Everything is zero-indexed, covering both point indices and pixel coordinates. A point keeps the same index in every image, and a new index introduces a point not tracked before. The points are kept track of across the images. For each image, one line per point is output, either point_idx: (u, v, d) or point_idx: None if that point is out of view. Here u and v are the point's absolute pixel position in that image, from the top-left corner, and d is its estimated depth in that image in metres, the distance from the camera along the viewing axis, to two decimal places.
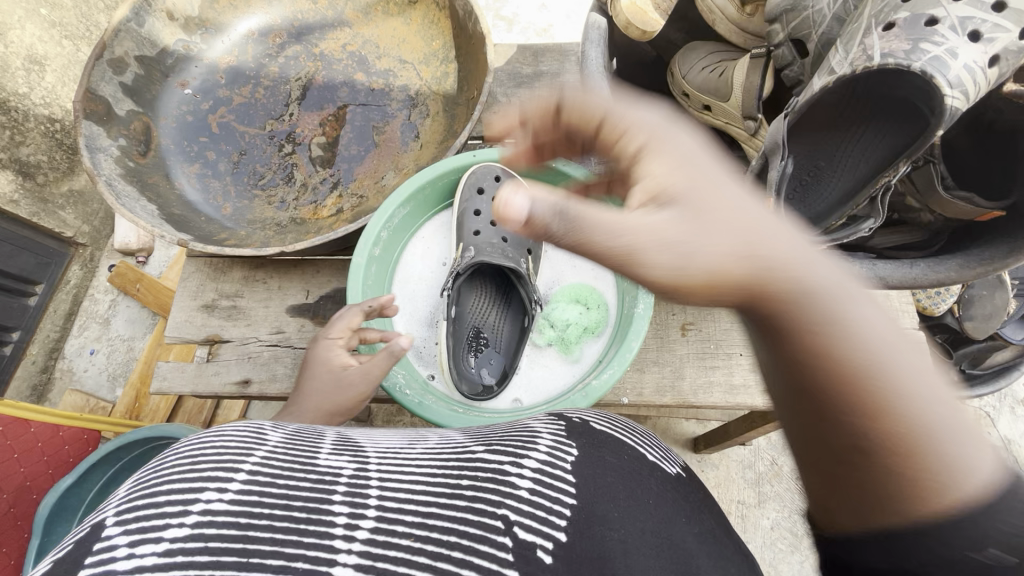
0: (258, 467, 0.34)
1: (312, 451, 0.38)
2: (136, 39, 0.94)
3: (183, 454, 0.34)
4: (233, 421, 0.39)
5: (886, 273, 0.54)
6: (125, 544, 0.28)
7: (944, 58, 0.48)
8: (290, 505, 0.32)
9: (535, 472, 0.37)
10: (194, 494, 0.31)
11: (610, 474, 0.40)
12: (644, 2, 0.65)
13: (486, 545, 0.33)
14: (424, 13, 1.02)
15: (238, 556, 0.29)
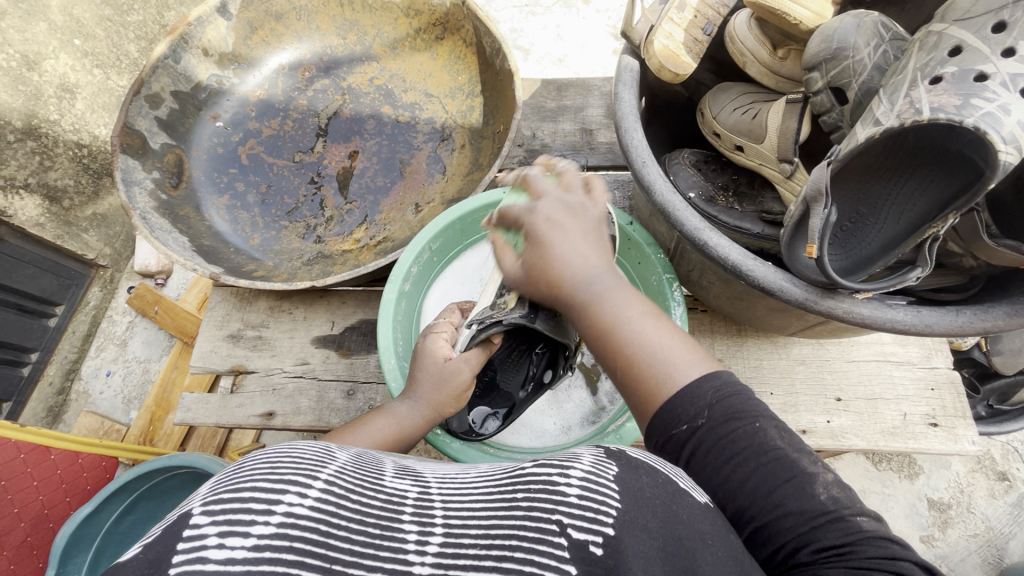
0: (332, 480, 0.34)
1: (376, 474, 0.38)
2: (172, 75, 0.98)
3: (265, 457, 0.34)
4: (303, 439, 0.39)
5: (933, 320, 0.50)
6: (215, 535, 0.29)
7: (997, 114, 0.41)
8: (365, 520, 0.33)
9: (582, 481, 0.35)
10: (277, 495, 0.31)
11: (648, 489, 0.37)
12: (677, 44, 0.65)
13: (544, 548, 0.32)
14: (450, 48, 1.04)
15: (321, 560, 0.30)
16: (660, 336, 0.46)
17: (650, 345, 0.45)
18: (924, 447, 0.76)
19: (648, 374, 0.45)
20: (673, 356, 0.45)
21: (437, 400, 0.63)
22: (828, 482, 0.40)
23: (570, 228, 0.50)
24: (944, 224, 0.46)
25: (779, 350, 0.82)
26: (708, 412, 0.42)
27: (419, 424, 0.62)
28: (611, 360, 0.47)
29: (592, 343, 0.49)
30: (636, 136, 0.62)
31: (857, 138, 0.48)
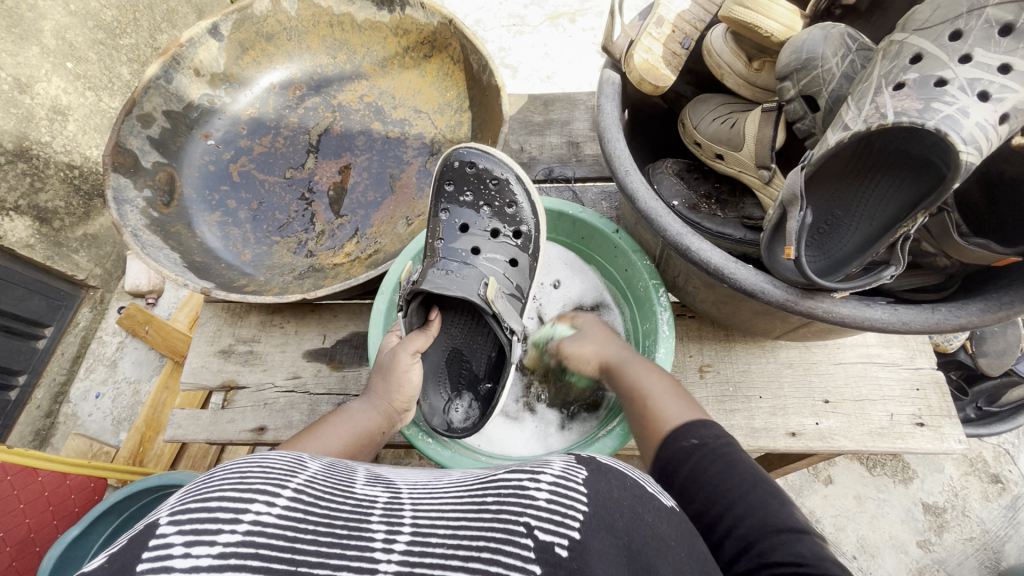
0: (300, 488, 0.34)
1: (348, 483, 0.39)
2: (164, 95, 0.99)
3: (233, 468, 0.34)
4: (274, 449, 0.38)
5: (906, 317, 0.52)
6: (180, 544, 0.28)
7: (956, 116, 0.43)
8: (333, 523, 0.33)
9: (551, 485, 0.36)
10: (244, 503, 0.31)
11: (616, 491, 0.38)
12: (655, 57, 0.67)
13: (509, 549, 0.32)
14: (439, 66, 1.07)
15: (287, 565, 0.29)
16: (666, 395, 0.56)
17: (648, 387, 0.58)
18: (912, 447, 0.77)
19: (652, 418, 0.55)
20: (677, 411, 0.54)
21: (388, 391, 0.64)
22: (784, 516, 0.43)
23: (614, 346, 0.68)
24: (914, 222, 0.47)
25: (766, 353, 0.83)
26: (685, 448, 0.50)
27: (377, 420, 0.63)
28: (635, 413, 0.58)
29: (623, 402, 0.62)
30: (618, 146, 0.64)
31: (828, 142, 0.49)
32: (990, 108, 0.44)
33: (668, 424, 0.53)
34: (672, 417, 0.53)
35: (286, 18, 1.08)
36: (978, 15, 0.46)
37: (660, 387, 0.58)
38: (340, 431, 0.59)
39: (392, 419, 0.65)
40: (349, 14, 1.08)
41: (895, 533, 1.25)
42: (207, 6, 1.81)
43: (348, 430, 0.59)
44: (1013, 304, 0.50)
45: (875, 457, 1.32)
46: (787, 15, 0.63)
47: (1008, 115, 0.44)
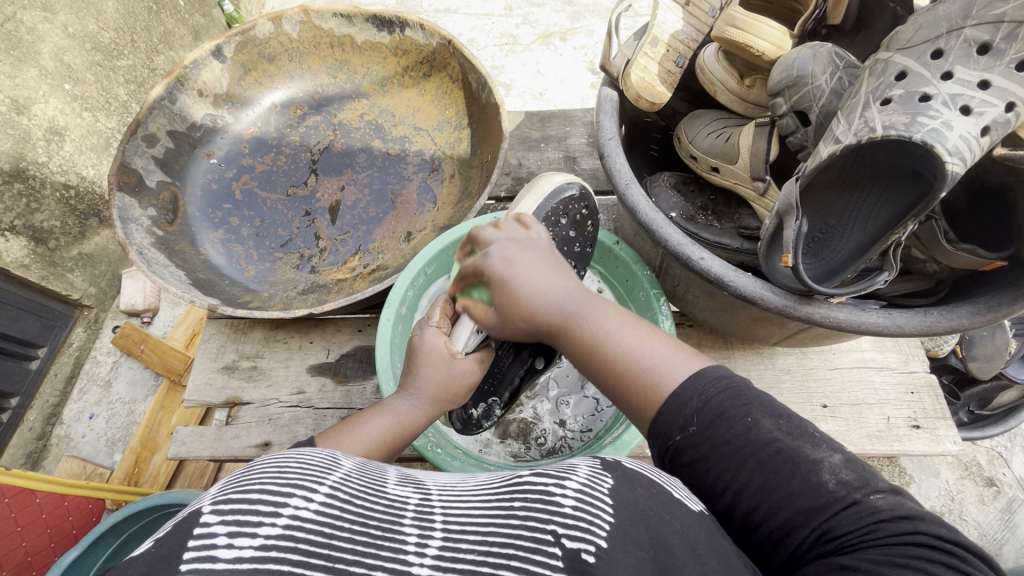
0: (336, 486, 0.35)
1: (380, 482, 0.39)
2: (168, 115, 1.01)
3: (273, 463, 0.36)
4: (310, 446, 0.40)
5: (903, 321, 0.54)
6: (224, 534, 0.30)
7: (940, 129, 0.46)
8: (367, 523, 0.34)
9: (577, 492, 0.36)
10: (283, 498, 0.32)
11: (642, 501, 0.38)
12: (652, 76, 0.70)
13: (538, 557, 0.32)
14: (437, 84, 1.10)
15: (324, 560, 0.30)
16: (640, 337, 0.51)
17: (623, 341, 0.51)
18: (908, 449, 0.79)
19: (638, 378, 0.48)
20: (661, 359, 0.49)
21: (437, 396, 0.60)
22: (835, 465, 0.42)
23: (528, 266, 0.56)
24: (904, 230, 0.50)
25: (764, 360, 0.85)
26: (698, 418, 0.45)
27: (419, 421, 0.59)
28: (604, 375, 0.51)
29: (576, 359, 0.54)
30: (617, 160, 0.66)
31: (821, 154, 0.52)
32: (972, 122, 0.46)
33: (666, 387, 0.47)
34: (666, 369, 0.48)
35: (287, 40, 1.10)
36: (957, 35, 0.49)
37: (636, 334, 0.51)
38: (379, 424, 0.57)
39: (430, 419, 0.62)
40: (349, 35, 1.11)
41: None
42: (204, 28, 1.84)
43: (386, 425, 0.57)
44: (1002, 307, 0.52)
45: (872, 462, 1.34)
46: (776, 34, 0.66)
47: (989, 127, 0.47)
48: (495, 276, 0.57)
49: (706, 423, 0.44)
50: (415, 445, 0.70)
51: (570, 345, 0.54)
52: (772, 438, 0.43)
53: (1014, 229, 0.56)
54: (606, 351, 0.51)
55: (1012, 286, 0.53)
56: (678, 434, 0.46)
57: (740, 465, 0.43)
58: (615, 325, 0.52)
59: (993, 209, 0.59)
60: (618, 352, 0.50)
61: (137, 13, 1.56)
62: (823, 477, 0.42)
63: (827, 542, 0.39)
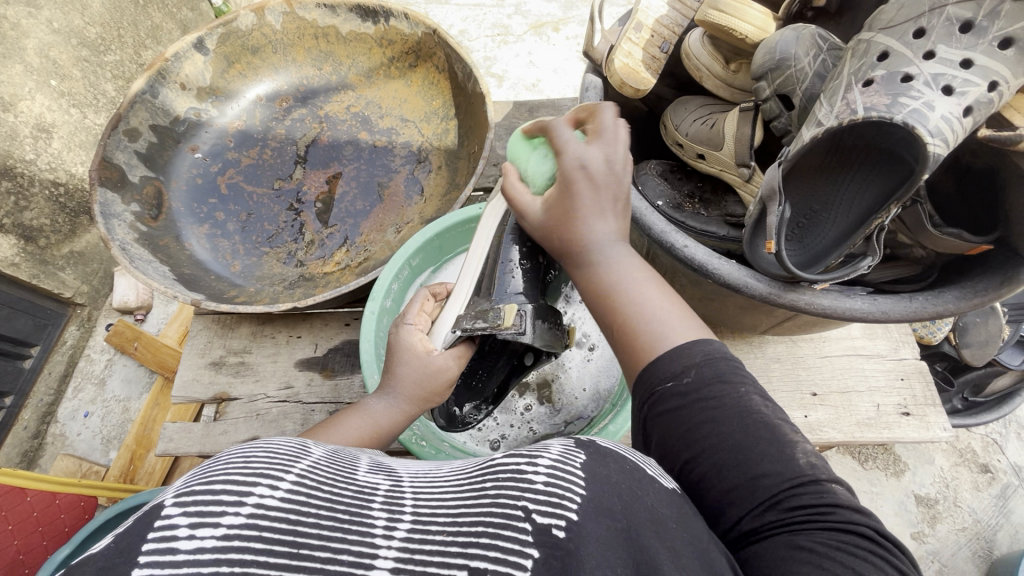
0: (304, 472, 0.34)
1: (350, 469, 0.38)
2: (150, 109, 1.00)
3: (238, 452, 0.34)
4: (280, 435, 0.38)
5: (887, 306, 0.53)
6: (185, 525, 0.28)
7: (921, 110, 0.45)
8: (335, 508, 0.32)
9: (549, 468, 0.35)
10: (247, 486, 0.31)
11: (615, 475, 0.38)
12: (635, 61, 0.69)
13: (509, 532, 0.32)
14: (424, 75, 1.08)
15: (289, 547, 0.29)
16: (655, 297, 0.48)
17: (639, 292, 0.48)
18: (898, 436, 0.79)
19: (639, 332, 0.46)
20: (663, 322, 0.46)
21: (415, 394, 0.59)
22: (807, 449, 0.39)
23: (604, 192, 0.50)
24: (888, 214, 0.49)
25: (754, 349, 0.84)
26: (695, 372, 0.42)
27: (398, 419, 0.59)
28: (604, 313, 0.49)
29: (589, 298, 0.51)
30: None
31: (802, 138, 0.51)
32: (954, 102, 0.46)
33: (660, 349, 0.45)
34: (670, 334, 0.45)
35: (271, 32, 1.09)
36: (939, 13, 0.48)
37: (659, 293, 0.48)
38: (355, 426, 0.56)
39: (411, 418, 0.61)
40: (333, 26, 1.09)
41: (889, 525, 1.26)
42: (192, 23, 1.82)
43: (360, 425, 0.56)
44: (988, 291, 0.51)
45: (866, 450, 1.34)
46: (760, 17, 0.65)
47: (972, 107, 0.46)
48: (572, 181, 0.51)
49: (705, 379, 0.42)
50: (399, 439, 0.70)
51: (583, 280, 0.51)
52: (757, 411, 0.40)
53: (1000, 212, 0.56)
54: (608, 283, 0.49)
55: (998, 269, 0.52)
56: (670, 381, 0.43)
57: (715, 422, 0.40)
58: (633, 269, 0.49)
59: (980, 193, 0.59)
60: (625, 294, 0.48)
61: (125, 7, 1.54)
62: (796, 454, 0.39)
63: (782, 512, 0.36)
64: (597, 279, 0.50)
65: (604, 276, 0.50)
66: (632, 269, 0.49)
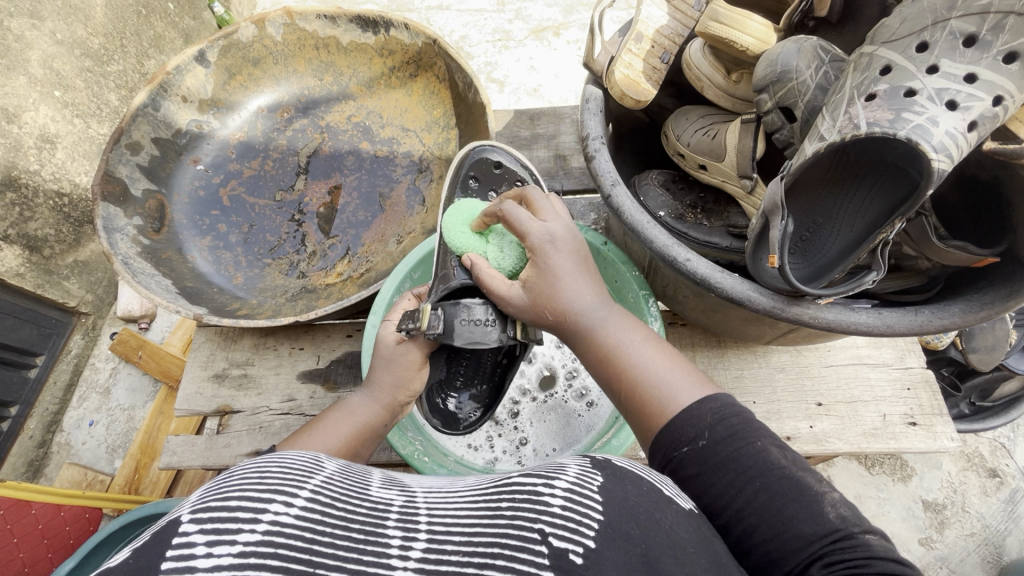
0: (318, 490, 0.35)
1: (363, 484, 0.39)
2: (152, 122, 1.00)
3: (252, 468, 0.35)
4: (292, 450, 0.39)
5: (891, 320, 0.52)
6: (203, 543, 0.29)
7: (926, 125, 0.45)
8: (349, 527, 0.33)
9: (566, 491, 0.36)
10: (263, 504, 0.31)
11: (632, 498, 0.37)
12: (636, 73, 0.68)
13: (524, 555, 0.32)
14: (424, 84, 1.08)
15: (305, 565, 0.30)
16: (653, 357, 0.49)
17: (639, 353, 0.49)
18: (905, 446, 0.78)
19: (650, 395, 0.47)
20: (672, 379, 0.47)
21: (394, 386, 0.62)
22: (834, 500, 0.40)
23: (569, 261, 0.53)
24: (893, 228, 0.48)
25: (758, 358, 0.84)
26: (709, 432, 0.43)
27: (377, 413, 0.61)
28: (611, 379, 0.50)
29: (590, 365, 0.52)
30: (603, 160, 0.65)
31: (806, 152, 0.50)
32: (959, 117, 0.45)
33: (674, 406, 0.46)
34: (677, 392, 0.46)
35: (272, 43, 1.09)
36: (942, 27, 0.48)
37: (651, 350, 0.50)
38: (340, 427, 0.57)
39: (394, 412, 0.63)
40: (334, 37, 1.09)
41: (896, 531, 1.25)
42: (194, 31, 1.83)
43: (348, 425, 0.58)
44: (994, 305, 0.51)
45: (873, 456, 1.33)
46: (761, 29, 0.64)
47: (977, 122, 0.46)
48: (544, 254, 0.52)
49: (719, 437, 0.43)
50: (402, 453, 0.70)
51: (582, 350, 0.52)
52: (777, 465, 0.42)
53: (1007, 224, 0.55)
54: (608, 346, 0.50)
55: (1005, 282, 0.52)
56: (687, 445, 0.44)
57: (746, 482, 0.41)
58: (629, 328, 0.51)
59: (985, 204, 0.58)
60: (626, 352, 0.50)
61: (127, 17, 1.55)
62: (823, 508, 0.40)
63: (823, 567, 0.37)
64: (596, 342, 0.51)
65: (603, 340, 0.51)
66: (625, 334, 0.51)
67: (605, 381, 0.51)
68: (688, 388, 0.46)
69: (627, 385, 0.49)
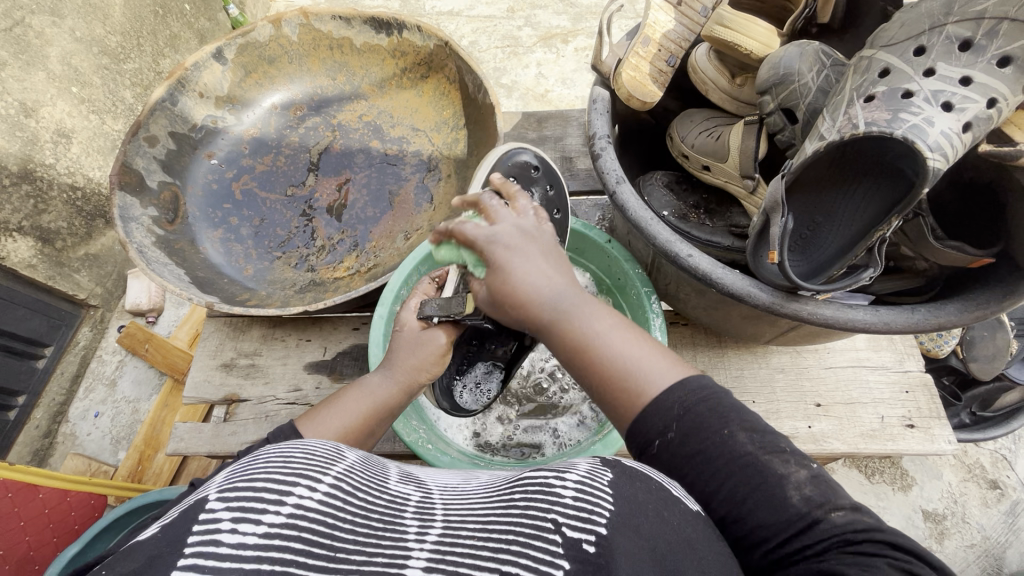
0: (339, 478, 0.36)
1: (382, 477, 0.40)
2: (169, 117, 1.03)
3: (275, 455, 0.37)
4: (315, 439, 0.41)
5: (890, 318, 0.54)
6: (228, 520, 0.31)
7: (921, 125, 0.47)
8: (369, 516, 0.35)
9: (577, 483, 0.37)
10: (287, 487, 0.33)
11: (641, 494, 0.38)
12: (643, 75, 0.70)
13: (539, 543, 0.33)
14: (435, 85, 1.11)
15: (326, 549, 0.31)
16: (628, 345, 0.47)
17: (592, 325, 0.48)
18: (903, 448, 0.79)
19: (622, 387, 0.46)
20: (644, 363, 0.46)
21: (407, 368, 0.63)
22: (801, 480, 0.41)
23: (528, 251, 0.51)
24: (890, 226, 0.50)
25: (758, 359, 0.85)
26: (676, 425, 0.43)
27: (392, 393, 0.62)
28: (587, 370, 0.48)
29: (561, 357, 0.50)
30: (608, 159, 0.66)
31: (806, 151, 0.52)
32: (954, 118, 0.47)
33: (650, 391, 0.45)
34: (649, 381, 0.45)
35: (287, 43, 1.12)
36: (939, 32, 0.49)
37: (607, 318, 0.49)
38: (356, 405, 0.60)
39: (411, 391, 0.64)
40: (348, 38, 1.12)
41: None
42: (208, 32, 1.86)
43: (364, 405, 0.60)
44: (992, 304, 0.52)
45: (873, 464, 1.33)
46: (764, 34, 0.66)
47: (971, 124, 0.47)
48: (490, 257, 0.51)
49: (685, 431, 0.43)
50: (406, 442, 0.71)
51: (556, 342, 0.49)
52: (745, 451, 0.42)
53: (1002, 228, 0.56)
54: (581, 339, 0.48)
55: (999, 283, 0.53)
56: (658, 438, 0.44)
57: (700, 469, 0.43)
58: (587, 311, 0.49)
59: (985, 206, 0.59)
60: (589, 334, 0.48)
61: (144, 17, 1.58)
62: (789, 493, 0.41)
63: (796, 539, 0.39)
64: (572, 336, 0.48)
65: (576, 337, 0.48)
66: (581, 306, 0.49)
67: (582, 382, 0.49)
68: (659, 368, 0.46)
69: (603, 377, 0.47)
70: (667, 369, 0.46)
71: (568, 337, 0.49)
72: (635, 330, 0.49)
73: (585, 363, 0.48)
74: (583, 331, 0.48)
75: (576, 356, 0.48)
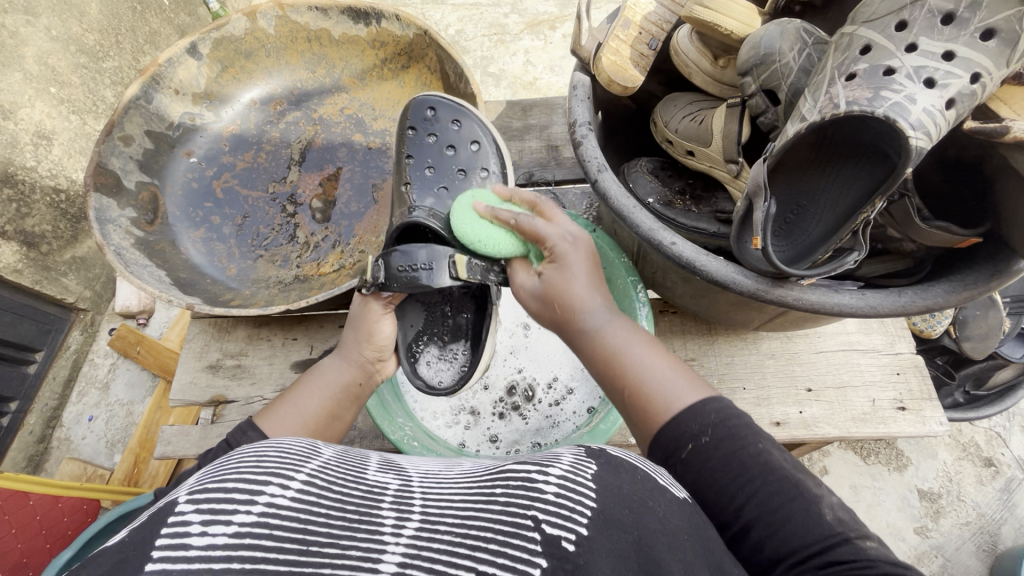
0: (314, 474, 0.35)
1: (360, 468, 0.39)
2: (145, 115, 1.01)
3: (250, 455, 0.36)
4: (291, 437, 0.40)
5: (875, 301, 0.53)
6: (197, 522, 0.30)
7: (903, 102, 0.45)
8: (344, 508, 0.33)
9: (560, 479, 0.36)
10: (259, 486, 0.32)
11: (627, 486, 0.37)
12: (623, 59, 0.68)
13: (517, 540, 0.32)
14: (417, 76, 1.08)
15: (298, 544, 0.30)
16: (655, 361, 0.50)
17: (634, 350, 0.51)
18: (895, 431, 0.78)
19: (649, 398, 0.48)
20: (666, 379, 0.49)
21: (356, 345, 0.65)
22: (832, 503, 0.43)
23: (579, 263, 0.55)
24: (874, 209, 0.48)
25: (748, 345, 0.84)
26: (712, 430, 0.45)
27: (347, 372, 0.64)
28: (622, 395, 0.50)
29: (592, 366, 0.54)
30: (590, 146, 0.64)
31: (788, 133, 0.51)
32: (936, 95, 0.45)
33: (674, 408, 0.47)
34: (675, 396, 0.47)
35: (264, 36, 1.09)
36: (921, 6, 0.48)
37: (642, 346, 0.52)
38: (315, 392, 0.61)
39: (366, 368, 0.66)
40: (326, 29, 1.10)
41: (891, 521, 1.26)
42: (189, 27, 1.82)
43: (323, 390, 0.62)
44: (980, 284, 0.51)
45: (869, 445, 1.33)
46: (744, 13, 0.65)
47: (954, 100, 0.46)
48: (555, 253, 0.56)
49: (721, 437, 0.45)
50: (392, 440, 0.71)
51: (583, 350, 0.54)
52: (778, 467, 0.44)
53: (988, 206, 0.55)
54: (610, 348, 0.52)
55: (985, 263, 0.52)
56: (689, 443, 0.45)
57: (726, 470, 0.44)
58: (629, 334, 0.52)
59: (972, 185, 0.58)
60: (624, 351, 0.51)
61: (122, 13, 1.55)
62: (820, 510, 0.42)
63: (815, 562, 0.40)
64: (602, 343, 0.52)
65: (607, 342, 0.52)
66: (621, 333, 0.52)
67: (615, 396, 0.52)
68: (683, 387, 0.48)
69: (630, 392, 0.50)
70: (694, 390, 0.48)
71: (602, 347, 0.52)
72: (664, 350, 0.52)
73: (615, 373, 0.51)
74: (623, 345, 0.51)
75: (606, 363, 0.52)
